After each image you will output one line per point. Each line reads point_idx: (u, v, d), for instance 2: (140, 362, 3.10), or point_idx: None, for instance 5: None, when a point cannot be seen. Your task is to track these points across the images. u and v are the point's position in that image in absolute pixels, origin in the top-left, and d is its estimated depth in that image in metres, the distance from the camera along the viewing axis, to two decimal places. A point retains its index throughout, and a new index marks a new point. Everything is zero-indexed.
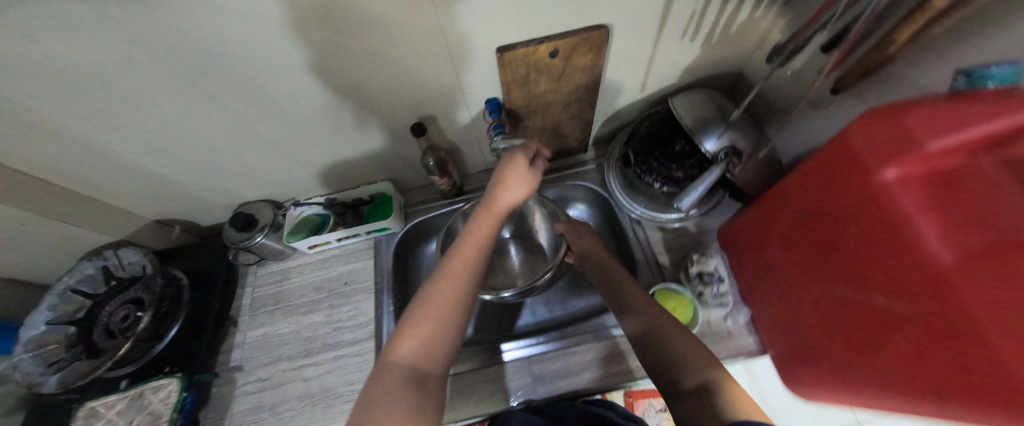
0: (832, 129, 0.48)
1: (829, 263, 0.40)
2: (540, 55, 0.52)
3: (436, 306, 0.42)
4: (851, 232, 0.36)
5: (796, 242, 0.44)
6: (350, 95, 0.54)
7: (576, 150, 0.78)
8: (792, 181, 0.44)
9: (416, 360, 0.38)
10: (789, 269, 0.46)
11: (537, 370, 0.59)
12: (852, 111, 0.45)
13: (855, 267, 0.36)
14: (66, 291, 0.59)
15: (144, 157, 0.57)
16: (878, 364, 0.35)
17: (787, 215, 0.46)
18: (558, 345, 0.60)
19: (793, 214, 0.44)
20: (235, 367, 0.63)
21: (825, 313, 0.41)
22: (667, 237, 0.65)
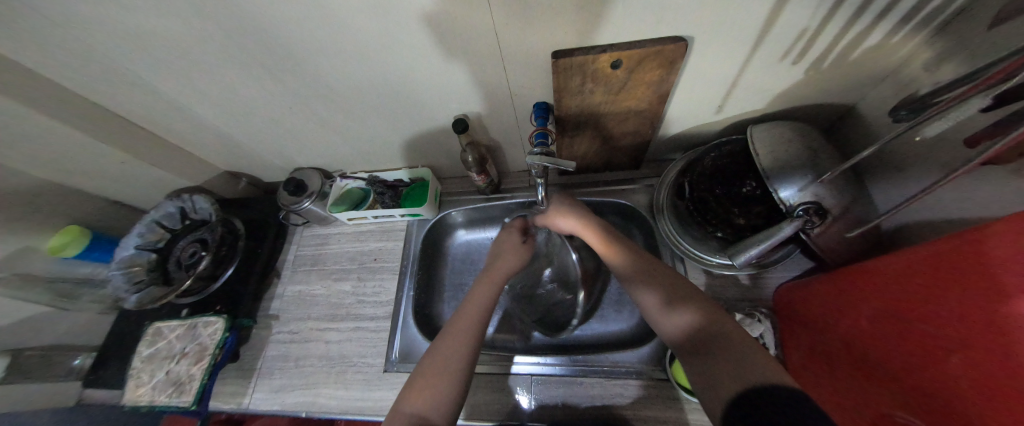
0: (967, 206, 0.37)
1: (912, 379, 0.32)
2: (600, 65, 0.47)
3: (440, 365, 0.45)
4: (956, 361, 0.28)
5: (878, 340, 0.36)
6: (397, 83, 0.53)
7: (626, 165, 0.71)
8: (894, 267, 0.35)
9: (424, 409, 0.42)
10: (859, 367, 0.38)
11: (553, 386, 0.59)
12: (999, 190, 0.34)
13: (951, 405, 0.28)
14: (151, 223, 0.69)
15: (217, 117, 0.62)
16: None
17: (872, 305, 0.37)
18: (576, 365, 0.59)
19: (882, 306, 0.36)
20: (273, 315, 0.71)
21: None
22: (711, 283, 0.59)
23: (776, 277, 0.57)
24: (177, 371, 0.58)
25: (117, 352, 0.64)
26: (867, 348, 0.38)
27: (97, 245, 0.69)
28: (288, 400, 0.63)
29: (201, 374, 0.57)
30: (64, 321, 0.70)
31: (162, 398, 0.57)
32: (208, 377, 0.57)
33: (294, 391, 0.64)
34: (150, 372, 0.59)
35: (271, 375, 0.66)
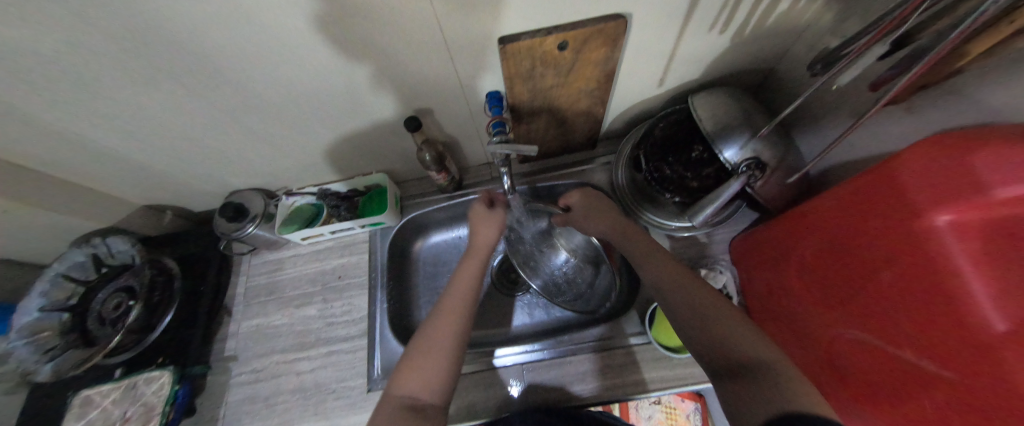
0: (874, 146, 0.43)
1: (855, 300, 0.37)
2: (546, 46, 0.46)
3: (432, 341, 0.46)
4: (885, 274, 0.33)
5: (818, 269, 0.42)
6: (337, 85, 0.49)
7: (584, 146, 0.73)
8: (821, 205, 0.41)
9: (417, 392, 0.42)
10: (806, 294, 0.44)
11: (536, 375, 0.59)
12: (899, 127, 0.39)
13: (885, 311, 0.33)
14: (55, 278, 0.58)
15: (120, 144, 0.53)
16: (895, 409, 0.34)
17: (811, 239, 0.43)
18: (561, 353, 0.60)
19: (818, 239, 0.41)
20: (230, 357, 0.64)
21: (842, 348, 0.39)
22: (675, 247, 0.62)
23: (730, 230, 0.63)
24: None
25: None
26: (811, 277, 0.43)
27: None
28: None
29: None
30: None
31: None
32: None
33: None
34: None
35: (238, 422, 0.59)
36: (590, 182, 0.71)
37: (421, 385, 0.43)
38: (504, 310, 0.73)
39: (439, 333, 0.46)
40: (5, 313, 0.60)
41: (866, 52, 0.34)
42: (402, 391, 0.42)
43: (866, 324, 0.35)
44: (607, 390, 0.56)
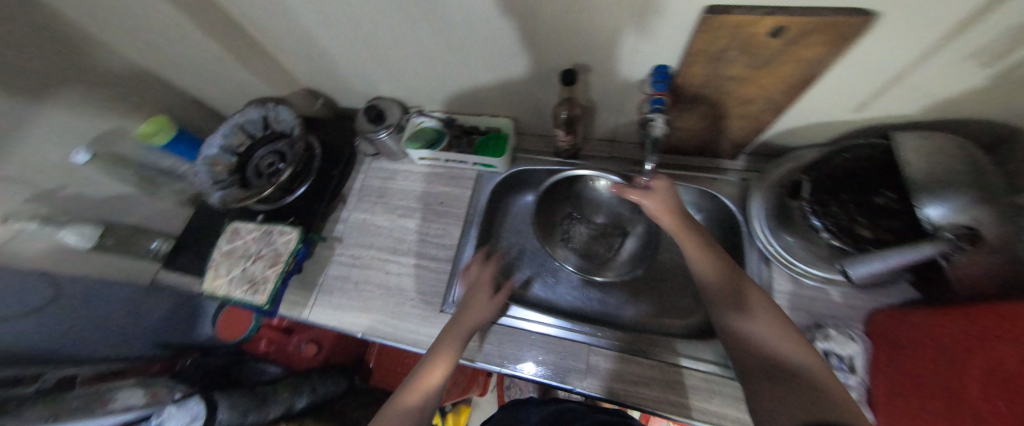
0: None
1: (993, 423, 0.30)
2: (756, 31, 0.41)
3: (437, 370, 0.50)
4: None
5: (986, 375, 0.32)
6: (513, 24, 0.48)
7: (723, 153, 0.66)
8: None
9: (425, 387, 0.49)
10: (957, 398, 0.35)
11: (545, 352, 0.59)
12: None
13: None
14: (235, 126, 0.70)
15: (310, 31, 0.59)
16: None
17: (998, 342, 0.32)
18: (579, 338, 0.59)
19: (1005, 346, 0.31)
20: (337, 238, 0.73)
21: None
22: (796, 292, 0.56)
23: (871, 300, 0.54)
24: (251, 271, 0.61)
25: (197, 243, 0.68)
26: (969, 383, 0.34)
27: (180, 136, 0.70)
28: (345, 319, 0.66)
29: (274, 279, 0.59)
30: (147, 204, 0.74)
31: (237, 292, 0.60)
32: (280, 283, 0.59)
33: (351, 312, 0.66)
34: (226, 267, 0.62)
35: (330, 293, 0.68)
36: (714, 193, 0.66)
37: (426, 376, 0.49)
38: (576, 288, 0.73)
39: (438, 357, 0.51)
40: (192, 142, 0.73)
41: None
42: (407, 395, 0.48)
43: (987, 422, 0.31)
44: (649, 400, 0.53)
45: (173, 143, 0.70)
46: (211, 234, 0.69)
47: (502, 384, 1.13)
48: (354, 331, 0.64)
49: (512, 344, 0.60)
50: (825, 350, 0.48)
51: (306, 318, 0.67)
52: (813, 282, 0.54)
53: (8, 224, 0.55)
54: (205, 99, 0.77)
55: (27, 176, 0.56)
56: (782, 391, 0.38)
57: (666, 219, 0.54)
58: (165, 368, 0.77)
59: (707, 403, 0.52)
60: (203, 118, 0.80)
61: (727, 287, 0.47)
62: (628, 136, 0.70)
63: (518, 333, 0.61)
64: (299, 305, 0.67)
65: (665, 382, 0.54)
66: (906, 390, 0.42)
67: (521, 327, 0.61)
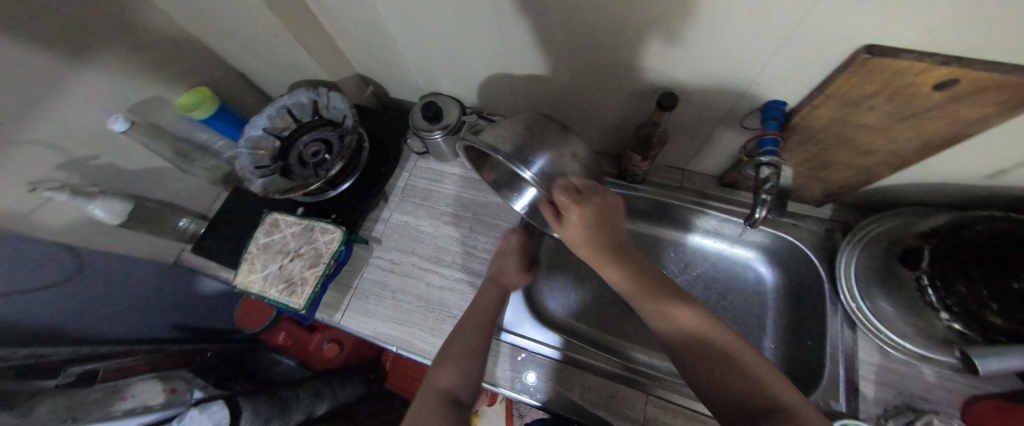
0: None
1: None
2: (920, 81, 0.35)
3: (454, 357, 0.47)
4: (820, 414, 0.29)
5: None
6: (614, 37, 0.43)
7: (808, 198, 0.60)
8: None
9: (455, 388, 0.43)
10: None
11: (558, 376, 0.55)
12: None
13: None
14: (281, 108, 0.65)
15: (381, 16, 0.54)
16: None
17: None
18: (597, 369, 0.55)
19: None
20: (376, 238, 0.68)
21: None
22: (883, 365, 0.50)
23: (969, 386, 0.48)
24: (288, 270, 0.56)
25: (230, 228, 0.63)
26: None
27: (222, 114, 0.66)
28: (378, 329, 0.61)
29: (312, 282, 0.55)
30: (179, 180, 0.71)
31: (273, 292, 0.55)
32: (317, 289, 0.54)
33: (385, 323, 0.61)
34: (262, 263, 0.57)
35: (365, 298, 0.64)
36: (795, 241, 0.60)
37: (458, 379, 0.44)
38: (619, 317, 0.69)
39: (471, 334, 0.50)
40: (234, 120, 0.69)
41: None
42: (441, 384, 0.44)
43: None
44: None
45: (213, 121, 0.65)
46: (245, 220, 0.64)
47: (512, 411, 1.00)
48: (388, 346, 0.59)
49: (525, 363, 0.57)
50: None
51: (338, 322, 0.62)
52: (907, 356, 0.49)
53: (38, 193, 0.51)
54: (253, 74, 0.73)
55: (63, 142, 0.52)
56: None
57: (580, 248, 0.45)
58: (177, 364, 0.71)
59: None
60: (246, 94, 0.76)
61: (679, 325, 0.38)
62: (703, 166, 0.65)
63: (533, 356, 0.57)
64: (330, 308, 0.63)
65: None
66: None
67: (554, 356, 0.57)
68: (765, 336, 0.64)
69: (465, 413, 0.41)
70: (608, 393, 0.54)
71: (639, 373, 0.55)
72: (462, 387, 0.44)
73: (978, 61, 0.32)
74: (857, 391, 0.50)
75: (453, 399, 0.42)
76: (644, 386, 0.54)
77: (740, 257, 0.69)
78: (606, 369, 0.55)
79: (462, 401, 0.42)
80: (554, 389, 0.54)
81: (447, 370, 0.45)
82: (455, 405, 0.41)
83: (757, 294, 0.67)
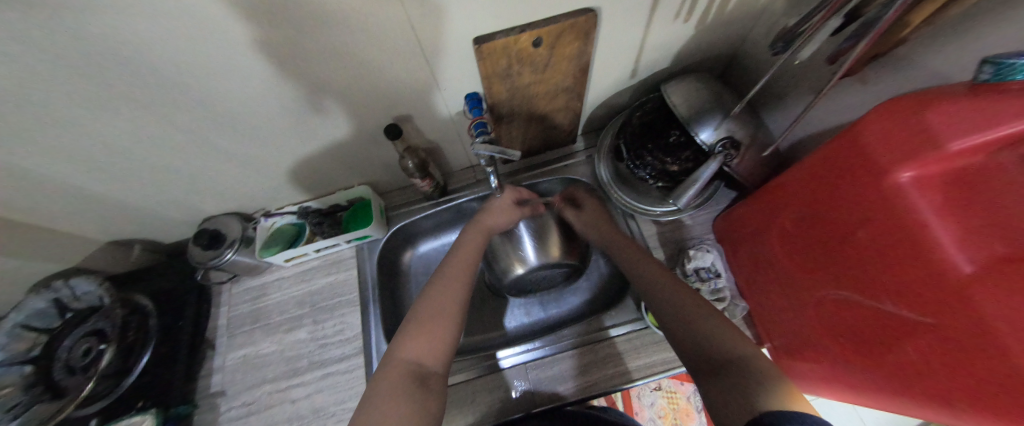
0: None
1: (845, 245, 0.37)
2: (518, 45, 0.47)
3: (435, 311, 0.48)
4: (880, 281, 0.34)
5: (818, 221, 0.41)
6: (312, 100, 0.48)
7: (564, 142, 0.73)
8: (796, 168, 0.44)
9: (422, 357, 0.43)
10: (794, 251, 0.45)
11: (525, 378, 0.59)
12: None
13: (859, 261, 0.36)
14: (12, 328, 0.53)
15: (83, 179, 0.51)
16: (869, 332, 0.36)
17: (820, 193, 0.40)
18: (535, 355, 0.61)
19: (825, 191, 0.39)
20: (216, 392, 0.60)
21: (827, 303, 0.40)
22: (661, 231, 0.64)
23: (710, 212, 0.64)
24: None
25: None
26: (823, 238, 0.40)
27: None
28: None
29: None
30: None
31: None
32: None
33: None
34: None
35: None
36: (574, 177, 0.72)
37: (426, 352, 0.44)
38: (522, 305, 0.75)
39: (443, 303, 0.48)
40: None
41: (825, 24, 0.35)
42: (408, 356, 0.43)
43: (836, 281, 0.39)
44: (612, 381, 0.57)
45: None
46: None
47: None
48: None
49: (463, 399, 0.58)
50: (695, 268, 0.57)
51: None
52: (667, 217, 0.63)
53: None
54: None
55: None
56: (714, 390, 0.35)
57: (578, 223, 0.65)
58: None
59: (640, 359, 0.58)
60: None
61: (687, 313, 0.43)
62: None
63: (476, 385, 0.60)
64: None
65: (609, 357, 0.59)
66: (756, 269, 0.53)
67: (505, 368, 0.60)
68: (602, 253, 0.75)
69: (438, 384, 0.42)
70: (563, 363, 0.60)
71: (543, 340, 0.62)
72: (430, 357, 0.44)
73: (536, 21, 0.45)
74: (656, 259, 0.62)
75: (419, 371, 0.42)
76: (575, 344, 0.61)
77: None
78: (556, 350, 0.60)
79: (431, 371, 0.43)
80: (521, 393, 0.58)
81: (420, 344, 0.44)
82: (425, 378, 0.41)
83: None
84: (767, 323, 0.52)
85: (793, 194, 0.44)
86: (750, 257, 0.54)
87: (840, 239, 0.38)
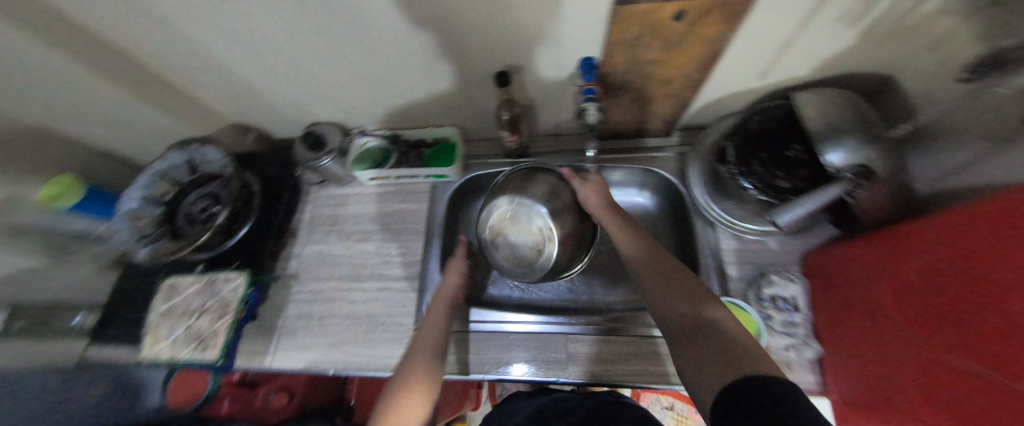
0: None
1: (970, 306, 0.32)
2: (660, 15, 0.44)
3: (405, 387, 0.46)
4: (992, 353, 0.29)
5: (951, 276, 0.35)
6: (439, 34, 0.50)
7: (658, 133, 0.70)
8: (948, 214, 0.37)
9: None
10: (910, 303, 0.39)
11: (541, 349, 0.60)
12: None
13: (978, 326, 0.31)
14: (157, 173, 0.64)
15: (231, 64, 0.57)
16: (969, 408, 0.31)
17: (964, 244, 0.34)
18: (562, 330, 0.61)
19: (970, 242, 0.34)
20: (292, 275, 0.68)
21: (932, 366, 0.35)
22: (741, 248, 0.60)
23: (801, 244, 0.59)
24: (198, 327, 0.56)
25: (126, 307, 0.61)
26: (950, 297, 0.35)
27: (93, 195, 0.64)
28: (311, 360, 0.62)
29: (226, 330, 0.55)
30: (62, 276, 0.66)
31: (184, 353, 0.54)
32: (233, 334, 0.55)
33: (318, 350, 0.62)
34: (167, 328, 0.56)
35: (293, 334, 0.64)
36: (658, 170, 0.69)
37: None
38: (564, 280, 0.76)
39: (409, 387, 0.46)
40: (107, 200, 0.66)
41: None
42: None
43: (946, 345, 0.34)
44: (629, 376, 0.56)
45: (89, 201, 0.63)
46: (143, 294, 0.63)
47: (495, 392, 1.13)
48: (324, 370, 0.60)
49: (495, 348, 0.61)
50: (771, 295, 0.54)
51: (270, 365, 0.62)
52: (752, 235, 0.59)
53: None
54: (116, 149, 0.70)
55: None
56: (694, 348, 0.37)
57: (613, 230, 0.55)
58: None
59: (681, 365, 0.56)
60: (116, 171, 0.73)
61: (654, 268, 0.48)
62: (571, 128, 0.72)
63: (497, 339, 0.62)
64: (259, 355, 0.62)
65: (631, 354, 0.58)
66: (853, 314, 0.47)
67: (524, 332, 0.62)
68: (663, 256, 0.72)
69: None
70: (585, 346, 0.60)
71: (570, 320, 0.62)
72: None
73: None
74: (727, 275, 0.59)
75: None
76: (608, 331, 0.60)
77: (630, 202, 0.75)
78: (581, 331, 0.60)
79: None
80: (535, 359, 0.60)
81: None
82: None
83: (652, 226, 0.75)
84: (845, 374, 0.48)
85: (934, 241, 0.38)
86: (847, 301, 0.49)
87: (966, 297, 0.33)
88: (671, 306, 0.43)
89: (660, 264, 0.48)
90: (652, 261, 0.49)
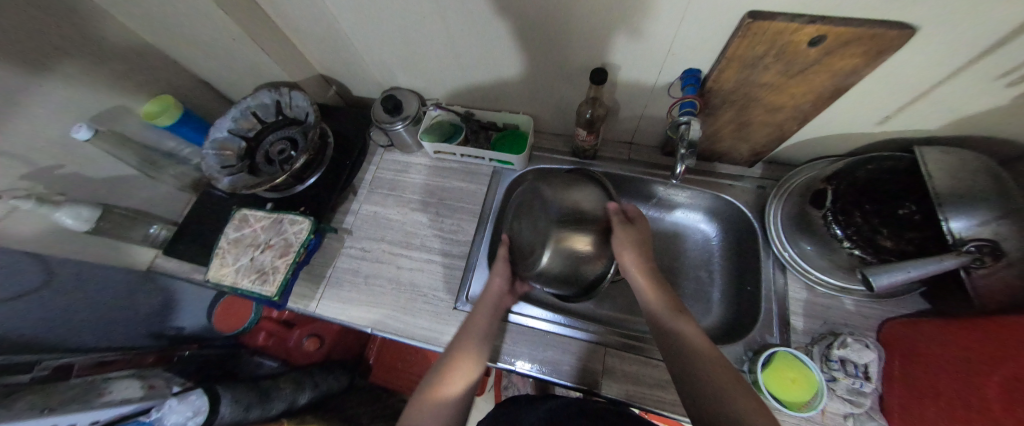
0: None
1: None
2: (794, 38, 0.40)
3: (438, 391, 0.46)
4: None
5: None
6: (547, 22, 0.48)
7: (740, 161, 0.66)
8: None
9: None
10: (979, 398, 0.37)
11: (562, 352, 0.59)
12: None
13: None
14: (246, 110, 0.68)
15: (335, 18, 0.58)
16: None
17: None
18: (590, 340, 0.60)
19: None
20: (347, 229, 0.70)
21: None
22: (811, 299, 0.56)
23: (882, 310, 0.54)
24: (260, 261, 0.59)
25: (200, 227, 0.65)
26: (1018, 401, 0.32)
27: (187, 118, 0.68)
28: (351, 314, 0.64)
29: (284, 269, 0.58)
30: (149, 187, 0.72)
31: (245, 282, 0.58)
32: (290, 275, 0.57)
33: (359, 307, 0.64)
34: (234, 256, 0.60)
35: (339, 286, 0.66)
36: (732, 200, 0.65)
37: None
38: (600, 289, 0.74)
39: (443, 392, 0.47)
40: (198, 124, 0.70)
41: None
42: None
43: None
44: (652, 400, 0.55)
45: (182, 123, 0.67)
46: (215, 219, 0.67)
47: (500, 383, 1.14)
48: (362, 326, 0.62)
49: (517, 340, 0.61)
50: (841, 358, 0.49)
51: (314, 311, 0.64)
52: (827, 289, 0.55)
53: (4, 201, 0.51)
54: (213, 80, 0.75)
55: (27, 153, 0.53)
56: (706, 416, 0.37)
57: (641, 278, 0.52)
58: (158, 361, 0.73)
59: None
60: (208, 100, 0.78)
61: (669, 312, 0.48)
62: (647, 139, 0.69)
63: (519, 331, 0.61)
64: (306, 298, 0.65)
65: (657, 379, 0.56)
66: (918, 393, 0.44)
67: (545, 330, 0.61)
68: (715, 290, 0.68)
69: None
70: (611, 360, 0.58)
71: (597, 331, 0.61)
72: None
73: (836, 19, 0.38)
74: (790, 325, 0.55)
75: None
76: (637, 350, 0.59)
77: (690, 221, 0.74)
78: (607, 343, 0.59)
79: None
80: (554, 359, 0.59)
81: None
82: None
83: (709, 256, 0.71)
84: None
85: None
86: (916, 380, 0.45)
87: None
88: (683, 355, 0.43)
89: (675, 307, 0.48)
90: (669, 308, 0.48)
